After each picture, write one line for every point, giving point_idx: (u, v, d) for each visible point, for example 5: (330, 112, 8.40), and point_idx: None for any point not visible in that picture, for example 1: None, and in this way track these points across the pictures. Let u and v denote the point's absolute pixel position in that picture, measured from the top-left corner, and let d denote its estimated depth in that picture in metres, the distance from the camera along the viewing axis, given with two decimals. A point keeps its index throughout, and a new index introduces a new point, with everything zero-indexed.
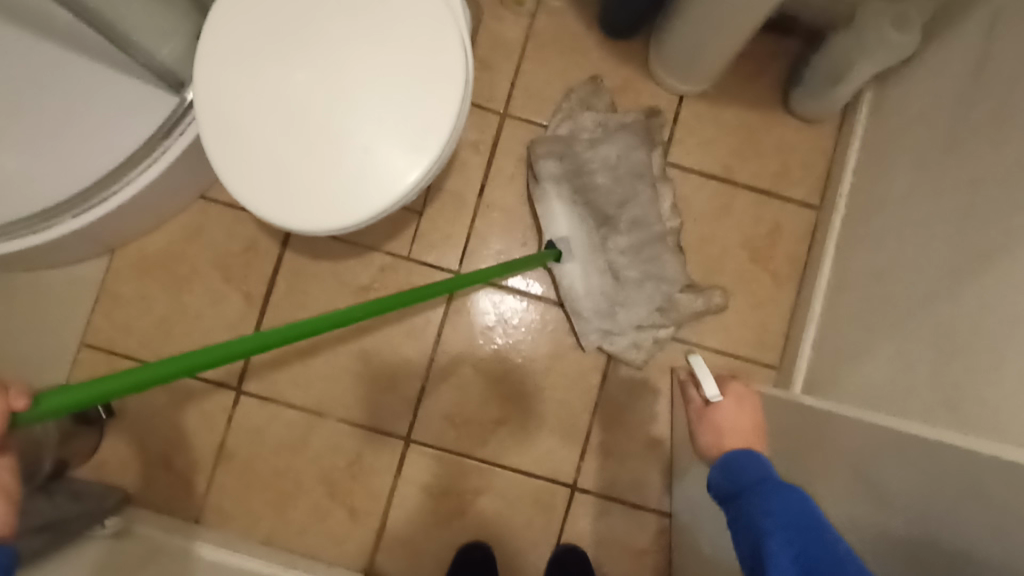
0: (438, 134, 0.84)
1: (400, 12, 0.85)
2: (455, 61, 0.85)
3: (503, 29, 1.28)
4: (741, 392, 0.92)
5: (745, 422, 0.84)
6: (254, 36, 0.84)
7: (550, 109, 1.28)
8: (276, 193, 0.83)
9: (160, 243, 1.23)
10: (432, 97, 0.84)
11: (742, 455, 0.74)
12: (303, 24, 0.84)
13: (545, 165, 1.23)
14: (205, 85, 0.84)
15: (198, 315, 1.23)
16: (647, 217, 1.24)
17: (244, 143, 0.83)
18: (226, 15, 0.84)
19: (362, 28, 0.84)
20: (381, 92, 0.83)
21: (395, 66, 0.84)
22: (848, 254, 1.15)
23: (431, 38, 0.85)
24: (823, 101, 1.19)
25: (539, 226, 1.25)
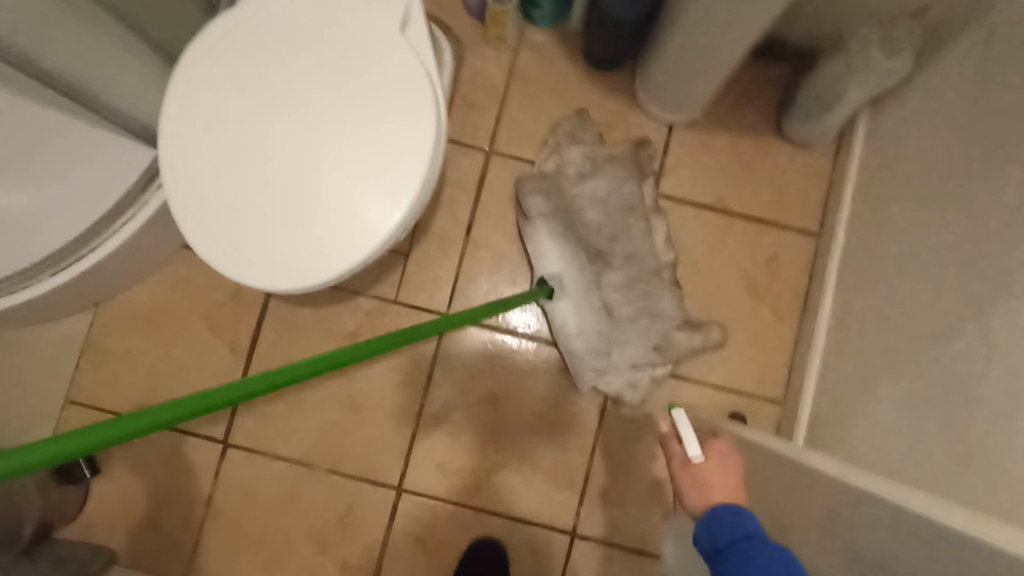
0: (410, 183, 0.81)
1: (366, 65, 0.83)
2: (424, 109, 0.82)
3: (485, 65, 1.26)
4: (722, 450, 0.91)
5: (727, 481, 0.84)
6: (217, 98, 0.82)
7: (536, 144, 1.25)
8: (245, 250, 0.81)
9: (146, 294, 1.22)
10: (403, 149, 0.81)
11: (725, 511, 0.75)
12: (268, 76, 0.82)
13: (533, 201, 1.19)
14: (170, 143, 0.82)
15: (184, 368, 1.20)
16: (641, 252, 1.20)
17: (213, 207, 0.81)
18: (188, 78, 0.82)
19: (327, 85, 0.82)
20: (349, 144, 0.81)
21: (364, 119, 0.82)
22: (850, 285, 1.11)
23: (399, 84, 0.83)
24: (817, 127, 1.16)
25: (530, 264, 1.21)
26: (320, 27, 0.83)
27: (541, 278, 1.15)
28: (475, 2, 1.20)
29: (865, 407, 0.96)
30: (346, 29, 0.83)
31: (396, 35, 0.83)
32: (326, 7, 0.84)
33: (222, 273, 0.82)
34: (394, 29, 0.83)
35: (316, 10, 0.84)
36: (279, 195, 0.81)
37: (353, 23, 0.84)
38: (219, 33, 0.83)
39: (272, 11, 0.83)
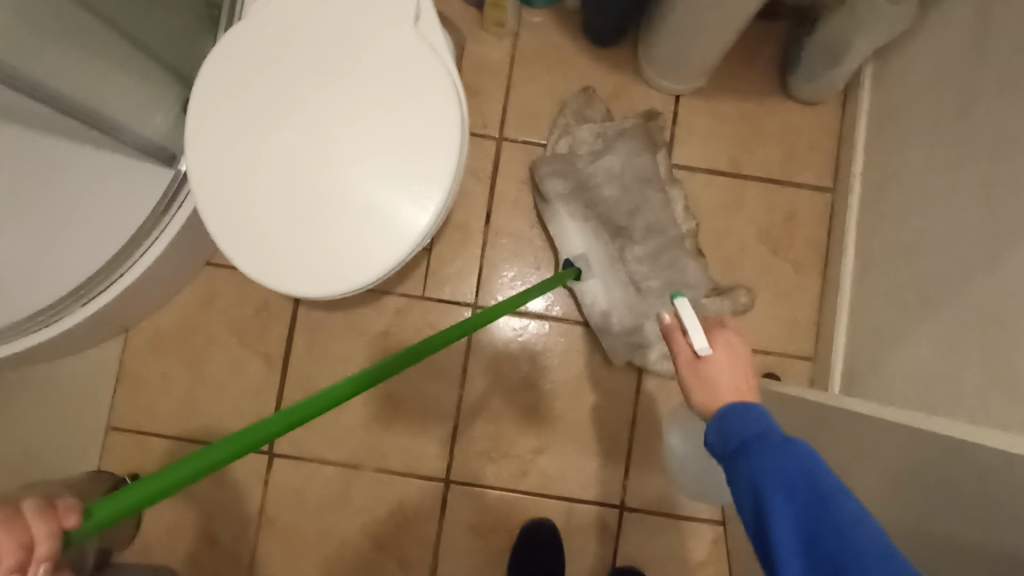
0: (441, 176, 0.81)
1: (381, 63, 0.83)
2: (446, 101, 0.82)
3: (486, 52, 1.26)
4: (734, 343, 0.70)
5: (738, 379, 0.67)
6: (237, 112, 0.82)
7: (546, 126, 1.25)
8: (285, 260, 0.81)
9: (174, 315, 1.22)
10: (430, 142, 0.82)
11: (739, 406, 0.62)
12: (287, 85, 0.82)
13: (551, 184, 1.19)
14: (198, 163, 0.82)
15: (220, 384, 1.21)
16: (662, 223, 1.20)
17: (249, 222, 0.81)
18: (205, 97, 0.82)
19: (346, 87, 0.82)
20: (375, 144, 0.81)
21: (386, 117, 0.82)
22: (871, 235, 1.12)
23: (418, 79, 0.83)
24: (823, 82, 1.16)
25: (552, 246, 1.22)
26: (333, 31, 0.83)
27: (567, 260, 1.16)
28: None
29: (901, 353, 0.97)
30: (359, 30, 0.83)
31: (410, 31, 0.83)
32: (336, 11, 0.84)
33: (266, 286, 0.82)
34: (407, 25, 0.83)
35: (327, 15, 0.83)
36: (313, 203, 0.81)
37: (365, 23, 0.83)
38: (233, 49, 0.83)
39: (283, 20, 0.83)
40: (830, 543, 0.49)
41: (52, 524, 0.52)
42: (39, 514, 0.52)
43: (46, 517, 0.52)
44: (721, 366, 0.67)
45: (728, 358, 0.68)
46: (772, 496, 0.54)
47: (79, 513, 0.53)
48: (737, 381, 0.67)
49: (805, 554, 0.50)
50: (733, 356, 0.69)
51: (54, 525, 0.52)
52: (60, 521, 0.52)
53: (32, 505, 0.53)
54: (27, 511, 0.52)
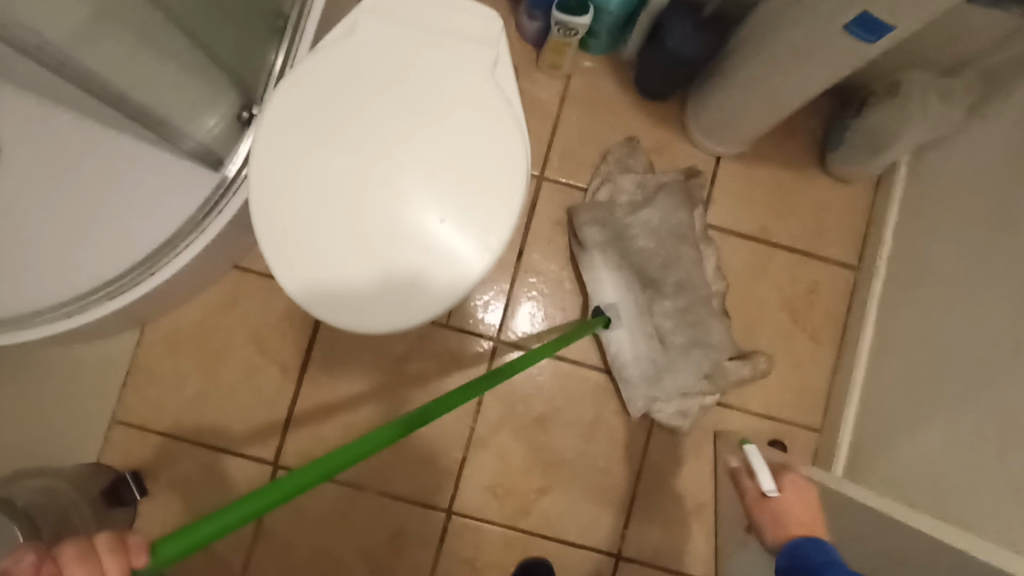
0: (500, 228, 0.82)
1: (451, 101, 0.83)
2: (513, 145, 0.84)
3: (537, 91, 1.27)
4: (796, 483, 0.99)
5: (805, 509, 0.90)
6: (305, 134, 0.82)
7: (588, 172, 1.27)
8: (331, 290, 0.81)
9: (194, 313, 1.20)
10: (494, 184, 0.83)
11: (810, 542, 0.77)
12: (359, 115, 0.82)
13: (589, 231, 1.20)
14: (258, 183, 0.81)
15: (233, 388, 1.20)
16: (692, 279, 1.20)
17: (305, 246, 0.81)
18: (274, 116, 0.82)
19: (417, 121, 0.82)
20: (438, 180, 0.82)
21: (453, 155, 0.82)
22: (892, 320, 1.15)
23: (489, 128, 0.83)
24: (862, 165, 1.19)
25: (584, 291, 1.24)
26: (411, 68, 0.83)
27: (597, 308, 1.18)
28: (531, 30, 1.20)
29: (914, 443, 1.00)
30: (436, 71, 0.84)
31: (487, 79, 0.84)
32: (414, 45, 0.84)
33: (312, 313, 0.82)
34: (486, 72, 0.84)
35: (405, 50, 0.84)
36: (367, 236, 0.81)
37: (443, 64, 0.84)
38: (308, 71, 0.83)
39: (361, 49, 0.83)
40: None
41: (124, 562, 0.52)
42: (111, 550, 0.52)
43: (119, 554, 0.52)
44: (789, 498, 0.93)
45: (793, 492, 0.95)
46: None
47: (148, 551, 0.54)
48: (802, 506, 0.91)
49: None
50: (800, 493, 0.95)
51: (125, 563, 0.52)
52: (131, 562, 0.53)
53: (106, 537, 0.53)
54: (101, 547, 0.52)
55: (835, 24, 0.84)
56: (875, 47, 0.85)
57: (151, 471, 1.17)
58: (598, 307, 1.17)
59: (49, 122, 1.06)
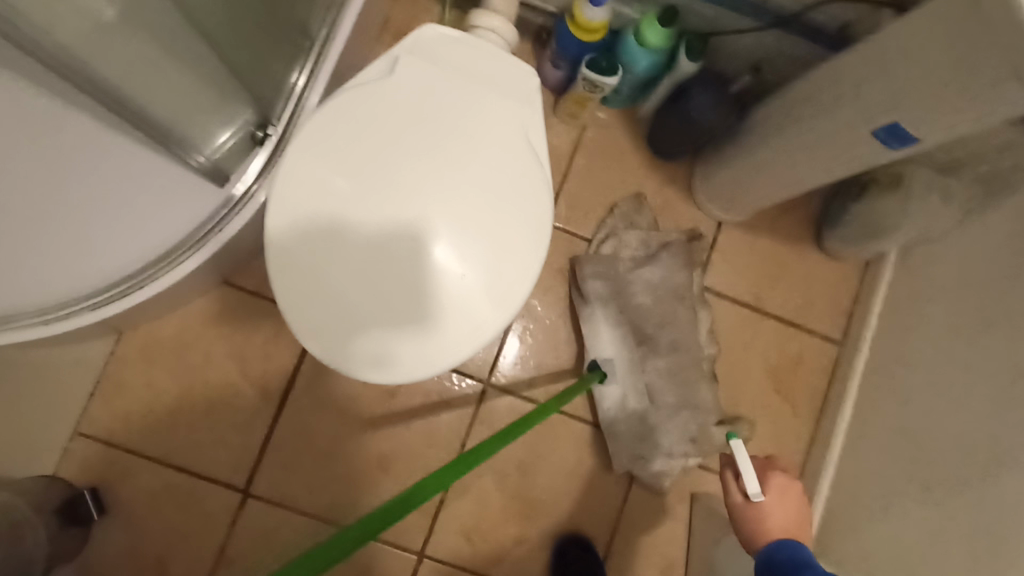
0: (519, 288, 0.82)
1: (482, 154, 0.82)
2: (538, 206, 0.84)
3: (551, 138, 1.27)
4: (782, 482, 0.90)
5: (790, 512, 0.88)
6: (329, 172, 0.80)
7: (594, 224, 1.27)
8: (342, 335, 0.79)
9: (176, 325, 1.15)
10: (518, 243, 0.82)
11: (780, 543, 0.84)
12: (392, 159, 0.80)
13: (590, 283, 1.21)
14: (277, 218, 0.79)
15: (209, 407, 1.15)
16: (684, 340, 1.21)
17: (318, 288, 0.78)
18: (301, 152, 0.80)
19: (445, 171, 0.81)
20: (462, 233, 0.80)
21: (480, 209, 0.81)
22: (874, 400, 1.19)
23: (520, 188, 0.83)
24: (858, 246, 1.24)
25: (581, 343, 1.24)
26: (448, 117, 0.82)
27: (593, 362, 1.18)
28: (554, 78, 1.20)
29: (889, 526, 1.02)
30: (473, 123, 0.83)
31: (522, 139, 0.84)
32: (450, 93, 0.83)
33: (318, 357, 0.79)
34: (523, 131, 0.84)
35: (440, 97, 0.82)
36: (387, 283, 0.79)
37: (477, 115, 0.83)
38: (343, 109, 0.81)
39: (399, 92, 0.82)
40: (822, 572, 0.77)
41: None
42: None
43: None
44: (772, 498, 0.88)
45: (777, 495, 0.89)
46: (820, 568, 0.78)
47: None
48: (789, 519, 0.87)
49: None
50: (783, 490, 0.89)
51: None
52: None
53: None
54: None
55: (865, 126, 0.86)
56: (898, 152, 0.87)
57: (110, 487, 1.11)
58: (595, 361, 1.18)
59: (52, 124, 1.04)
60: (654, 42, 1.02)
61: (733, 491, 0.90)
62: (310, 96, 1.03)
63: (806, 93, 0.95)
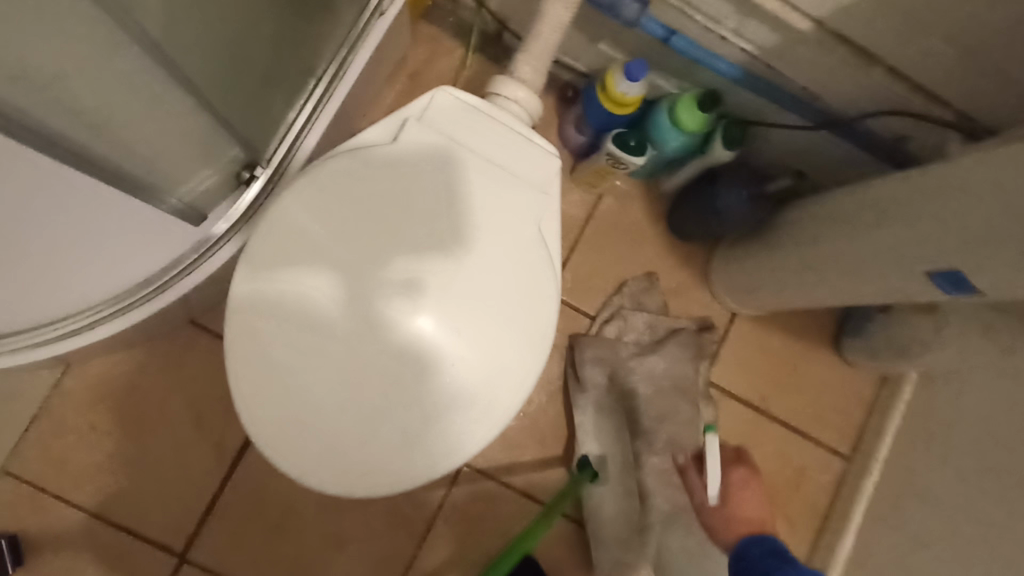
0: (505, 403, 0.72)
1: (484, 246, 0.72)
2: (540, 312, 0.74)
3: (565, 203, 1.18)
4: (743, 476, 1.09)
5: (754, 510, 1.04)
6: (308, 247, 0.70)
7: (599, 300, 1.18)
8: (298, 434, 0.69)
9: (131, 363, 1.05)
10: (511, 352, 0.72)
11: (755, 536, 0.97)
12: (381, 236, 0.70)
13: (587, 368, 1.12)
14: (243, 291, 0.70)
15: (155, 458, 1.04)
16: (681, 439, 1.10)
17: (276, 377, 0.69)
18: (281, 219, 0.71)
19: (440, 261, 0.70)
20: (449, 335, 0.70)
21: (474, 310, 0.71)
22: (879, 533, 1.09)
23: (523, 284, 0.73)
24: (877, 359, 1.15)
25: (571, 429, 1.14)
26: (451, 195, 0.72)
27: (584, 457, 1.08)
28: (576, 142, 1.11)
29: None
30: (480, 205, 0.73)
31: (533, 230, 0.74)
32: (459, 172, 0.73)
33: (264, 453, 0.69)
34: (534, 224, 0.75)
35: (446, 175, 0.73)
36: (354, 382, 0.69)
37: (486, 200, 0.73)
38: (335, 173, 0.72)
39: (400, 164, 0.72)
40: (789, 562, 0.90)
41: None
42: None
43: None
44: (742, 496, 1.05)
45: (743, 496, 1.05)
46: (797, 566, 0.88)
47: None
48: (753, 507, 1.04)
49: None
50: (744, 484, 1.07)
51: None
52: None
53: None
54: None
55: (916, 267, 0.76)
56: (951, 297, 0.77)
57: (32, 537, 0.99)
58: (586, 456, 1.08)
59: None
60: (688, 126, 0.93)
61: (693, 484, 1.08)
62: (307, 133, 0.94)
63: (851, 209, 0.85)
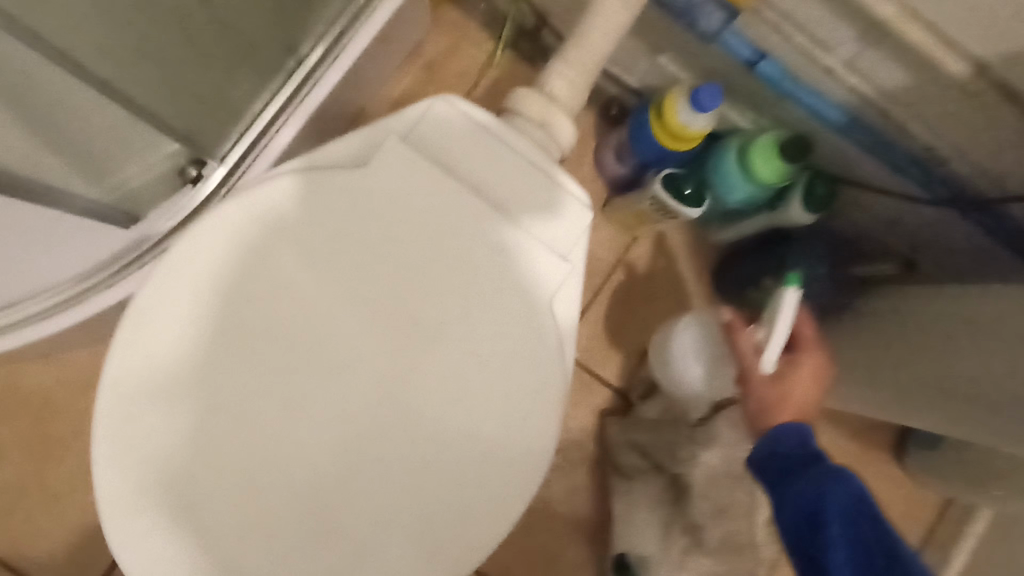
0: (467, 539, 0.55)
1: (470, 319, 0.55)
2: (541, 419, 0.56)
3: (593, 241, 0.97)
4: (813, 365, 0.65)
5: (808, 391, 0.63)
6: (235, 291, 0.54)
7: (630, 365, 0.97)
8: (178, 551, 0.51)
9: (45, 375, 0.87)
10: (489, 469, 0.55)
11: (792, 425, 0.60)
12: (337, 296, 0.54)
13: (624, 455, 0.91)
14: (137, 333, 0.53)
15: (57, 493, 0.85)
16: (741, 537, 0.85)
17: (160, 460, 0.51)
18: (207, 246, 0.54)
19: (405, 336, 0.55)
20: (405, 436, 0.54)
21: (445, 403, 0.55)
22: None
23: (512, 378, 0.56)
24: (948, 483, 0.92)
25: (601, 518, 0.96)
26: (436, 252, 0.55)
27: (624, 559, 0.89)
28: (614, 173, 0.90)
29: None
30: (471, 269, 0.55)
31: (533, 306, 0.56)
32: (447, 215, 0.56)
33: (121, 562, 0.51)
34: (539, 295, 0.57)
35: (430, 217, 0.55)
36: (266, 483, 0.52)
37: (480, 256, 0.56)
38: (285, 201, 0.55)
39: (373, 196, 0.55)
40: (890, 569, 0.49)
41: None
42: None
43: None
44: (800, 376, 0.64)
45: (805, 379, 0.64)
46: (840, 544, 0.51)
47: None
48: (809, 393, 0.63)
49: None
50: (806, 366, 0.65)
51: None
52: None
53: None
54: None
55: None
56: None
57: None
58: (624, 556, 0.89)
59: None
60: (763, 173, 0.72)
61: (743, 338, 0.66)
62: (280, 127, 0.74)
63: (970, 319, 0.62)
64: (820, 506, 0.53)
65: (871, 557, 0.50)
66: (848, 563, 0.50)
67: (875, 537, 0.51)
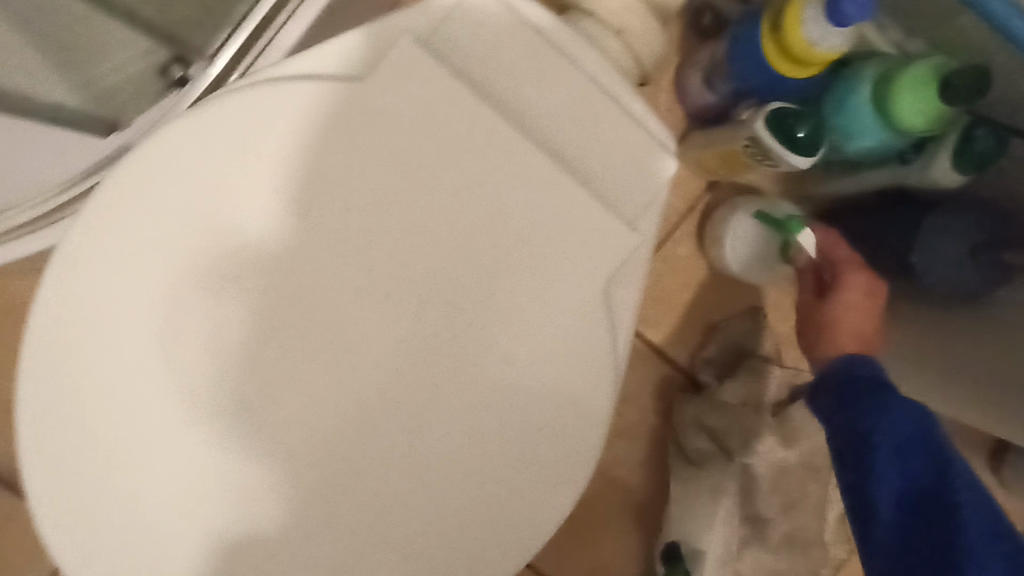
0: (471, 542, 0.46)
1: (501, 271, 0.46)
2: (587, 410, 0.47)
3: None
4: (859, 285, 0.56)
5: (860, 315, 0.55)
6: (223, 194, 0.43)
7: (692, 338, 0.83)
8: (112, 509, 0.41)
9: None
10: (510, 464, 0.46)
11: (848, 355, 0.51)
12: (348, 235, 0.44)
13: (692, 439, 0.79)
14: (98, 228, 0.42)
15: None
16: (804, 533, 0.79)
17: (109, 394, 0.41)
18: (197, 135, 0.44)
19: (412, 284, 0.45)
20: (403, 406, 0.45)
21: (460, 373, 0.45)
22: None
23: (544, 351, 0.46)
24: None
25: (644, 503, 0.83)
26: (467, 200, 0.46)
27: (674, 547, 0.77)
28: (701, 102, 0.72)
29: None
30: (515, 224, 0.46)
31: (582, 262, 0.46)
32: (482, 139, 0.45)
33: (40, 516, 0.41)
34: (585, 250, 0.46)
35: (460, 142, 0.45)
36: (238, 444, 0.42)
37: (520, 194, 0.46)
38: (296, 108, 0.44)
39: (400, 106, 0.45)
40: (942, 494, 0.45)
41: None
42: None
43: None
44: (845, 301, 0.55)
45: (851, 303, 0.55)
46: (887, 465, 0.47)
47: None
48: (862, 322, 0.55)
49: (909, 508, 0.46)
50: (855, 286, 0.56)
51: None
52: None
53: None
54: None
55: None
56: None
57: None
58: (677, 544, 0.77)
59: None
60: (907, 118, 0.55)
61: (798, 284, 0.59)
62: (285, 21, 0.57)
63: None
64: (872, 436, 0.47)
65: (919, 478, 0.47)
66: (894, 490, 0.46)
67: (931, 464, 0.47)
